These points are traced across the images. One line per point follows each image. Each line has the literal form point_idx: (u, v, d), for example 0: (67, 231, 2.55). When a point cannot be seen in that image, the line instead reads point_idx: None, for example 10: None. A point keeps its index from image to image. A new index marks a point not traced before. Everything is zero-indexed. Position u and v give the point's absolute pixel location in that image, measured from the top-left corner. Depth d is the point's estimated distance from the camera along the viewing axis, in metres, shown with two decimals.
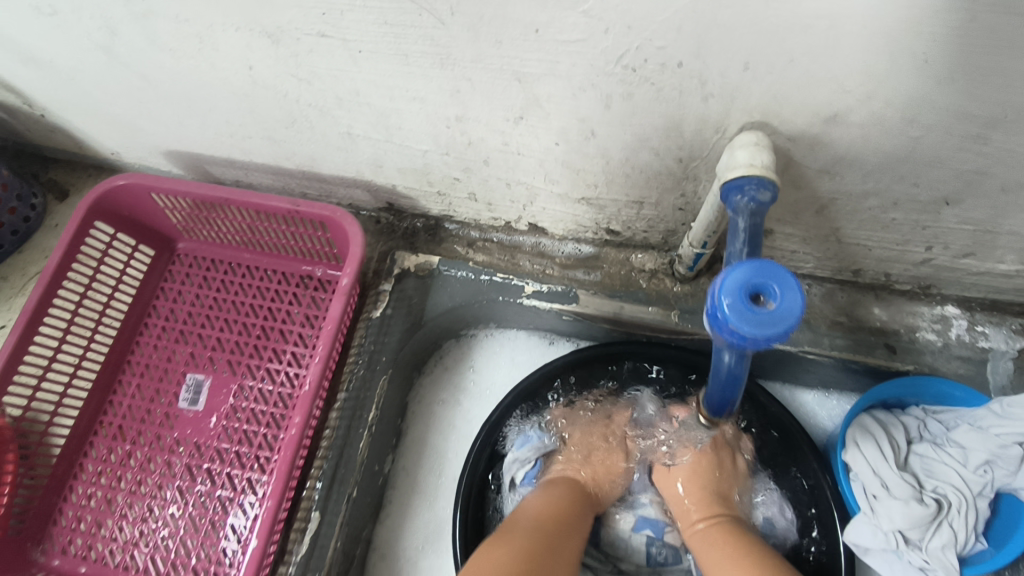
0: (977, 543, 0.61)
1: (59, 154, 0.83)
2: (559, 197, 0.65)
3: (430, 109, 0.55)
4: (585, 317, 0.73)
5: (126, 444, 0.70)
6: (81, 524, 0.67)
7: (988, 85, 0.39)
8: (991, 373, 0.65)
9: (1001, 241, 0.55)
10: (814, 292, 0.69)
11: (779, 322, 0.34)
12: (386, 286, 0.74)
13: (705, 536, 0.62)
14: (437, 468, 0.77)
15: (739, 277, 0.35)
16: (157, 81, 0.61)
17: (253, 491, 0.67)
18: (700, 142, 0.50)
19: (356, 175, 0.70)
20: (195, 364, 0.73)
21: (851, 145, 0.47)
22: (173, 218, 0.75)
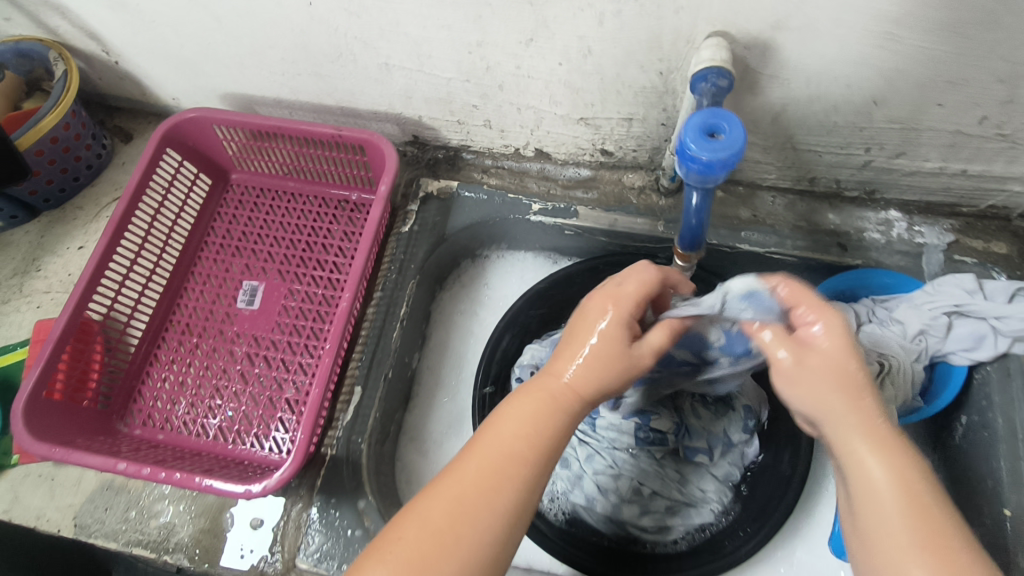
0: (914, 401, 0.73)
1: (124, 103, 0.95)
2: (562, 118, 0.77)
3: (456, 36, 0.67)
4: (585, 231, 0.85)
5: (193, 337, 0.82)
6: (158, 401, 0.78)
7: None
8: (925, 263, 0.78)
9: (923, 139, 0.68)
10: (779, 202, 0.82)
11: (728, 147, 0.46)
12: (413, 207, 0.87)
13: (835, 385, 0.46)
14: (457, 368, 0.89)
15: (697, 120, 0.47)
16: (226, 21, 0.73)
17: (305, 371, 0.78)
18: (675, 53, 0.63)
19: (389, 107, 0.83)
20: (250, 273, 0.85)
21: (793, 50, 0.60)
22: (229, 150, 0.87)
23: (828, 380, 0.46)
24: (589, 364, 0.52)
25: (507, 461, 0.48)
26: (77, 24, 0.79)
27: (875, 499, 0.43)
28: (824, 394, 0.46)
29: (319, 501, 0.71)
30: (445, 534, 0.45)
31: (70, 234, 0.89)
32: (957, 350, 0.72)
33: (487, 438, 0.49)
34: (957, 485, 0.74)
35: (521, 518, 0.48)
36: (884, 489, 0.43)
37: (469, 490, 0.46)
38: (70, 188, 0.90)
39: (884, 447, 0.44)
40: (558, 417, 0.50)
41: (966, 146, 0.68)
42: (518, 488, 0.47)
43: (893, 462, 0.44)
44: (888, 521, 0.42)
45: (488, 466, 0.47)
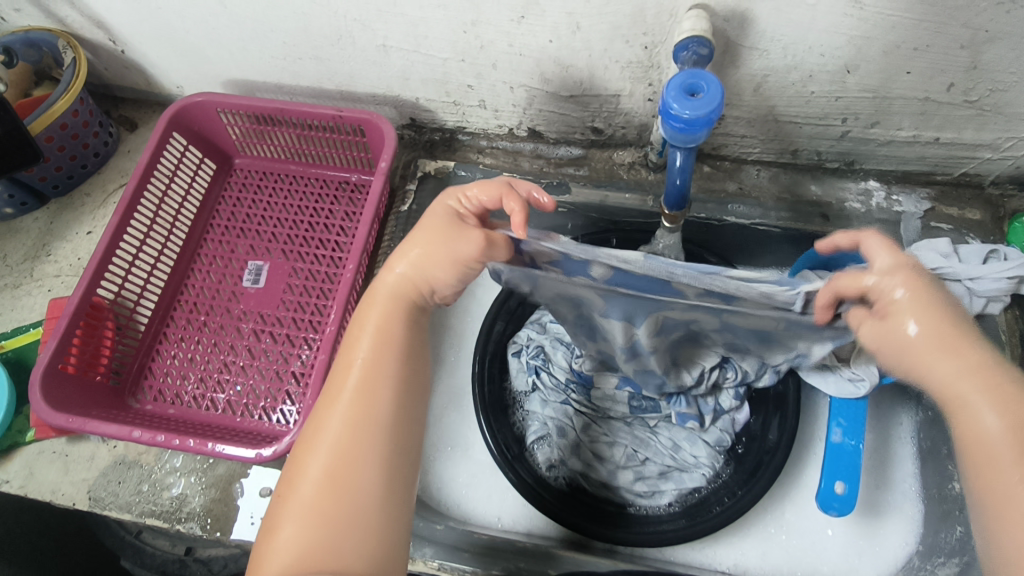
0: None
1: (129, 93, 0.98)
2: (553, 96, 0.81)
3: (451, 15, 0.71)
4: (578, 208, 0.88)
5: (201, 316, 0.84)
6: (167, 377, 0.81)
7: None
8: (903, 230, 0.81)
9: (896, 107, 0.71)
10: (763, 175, 0.85)
11: (709, 104, 0.49)
12: (411, 187, 0.90)
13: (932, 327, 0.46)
14: (456, 344, 0.92)
15: (678, 80, 0.50)
16: (229, 6, 0.76)
17: (310, 346, 0.80)
18: (659, 26, 0.66)
19: (386, 90, 0.86)
20: (255, 254, 0.87)
21: (769, 22, 0.63)
22: (233, 135, 0.90)
23: (945, 316, 0.47)
24: (415, 270, 0.56)
25: (320, 422, 0.52)
26: (85, 13, 0.82)
27: (993, 457, 0.43)
28: (942, 335, 0.46)
29: None
30: (336, 492, 0.49)
31: (78, 220, 0.91)
32: None
33: (338, 389, 0.53)
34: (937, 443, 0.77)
35: (404, 448, 0.53)
36: (1001, 445, 0.43)
37: (347, 435, 0.51)
38: (78, 175, 0.92)
39: (1005, 399, 0.43)
40: (398, 342, 0.55)
41: (936, 114, 0.71)
42: (393, 424, 0.52)
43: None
44: (1008, 471, 0.42)
45: (353, 419, 0.51)
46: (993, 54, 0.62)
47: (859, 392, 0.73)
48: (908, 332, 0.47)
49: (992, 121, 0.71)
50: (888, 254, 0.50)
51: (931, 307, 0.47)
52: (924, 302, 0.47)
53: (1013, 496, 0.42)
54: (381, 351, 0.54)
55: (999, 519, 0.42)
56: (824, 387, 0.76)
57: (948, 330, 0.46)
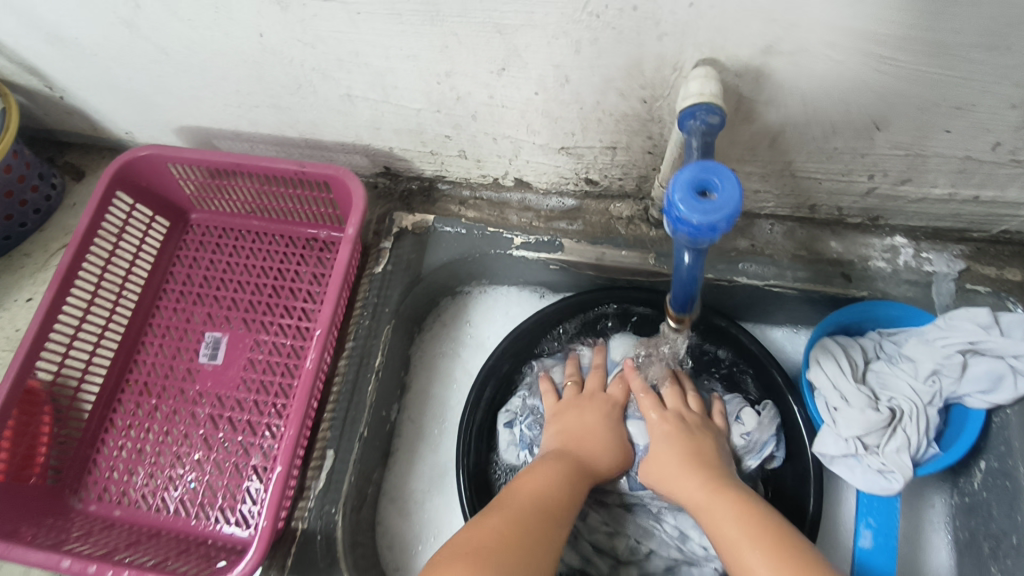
0: (930, 447, 0.68)
1: (75, 137, 0.89)
2: (541, 148, 0.72)
3: (422, 65, 0.61)
4: (571, 265, 0.79)
5: (152, 398, 0.75)
6: (114, 472, 0.72)
7: (897, 16, 0.46)
8: (935, 293, 0.73)
9: (931, 165, 0.62)
10: (777, 231, 0.76)
11: (722, 207, 0.40)
12: (386, 245, 0.81)
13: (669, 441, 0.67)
14: (439, 416, 0.84)
15: (686, 176, 0.41)
16: (171, 54, 0.67)
17: (273, 434, 0.72)
18: (661, 80, 0.57)
19: (356, 139, 0.77)
20: (212, 324, 0.79)
21: (789, 78, 0.54)
22: (187, 189, 0.81)
23: (686, 447, 0.66)
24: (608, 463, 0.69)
25: (493, 541, 0.53)
26: (13, 58, 0.73)
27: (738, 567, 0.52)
28: (688, 476, 0.63)
29: None
30: (511, 545, 0.52)
31: (17, 284, 0.82)
32: (973, 392, 0.67)
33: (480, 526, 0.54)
34: (977, 536, 0.69)
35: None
36: (749, 556, 0.52)
37: (507, 529, 0.54)
38: (16, 235, 0.83)
39: (711, 506, 0.58)
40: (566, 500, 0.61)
41: (978, 172, 0.62)
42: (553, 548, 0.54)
43: (757, 534, 0.53)
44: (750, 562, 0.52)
45: (505, 529, 0.54)
46: None
47: (892, 486, 0.66)
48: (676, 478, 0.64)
49: None
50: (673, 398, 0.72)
51: (687, 446, 0.66)
52: (677, 442, 0.67)
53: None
54: (535, 509, 0.58)
55: None
56: (851, 479, 0.68)
57: (686, 460, 0.65)
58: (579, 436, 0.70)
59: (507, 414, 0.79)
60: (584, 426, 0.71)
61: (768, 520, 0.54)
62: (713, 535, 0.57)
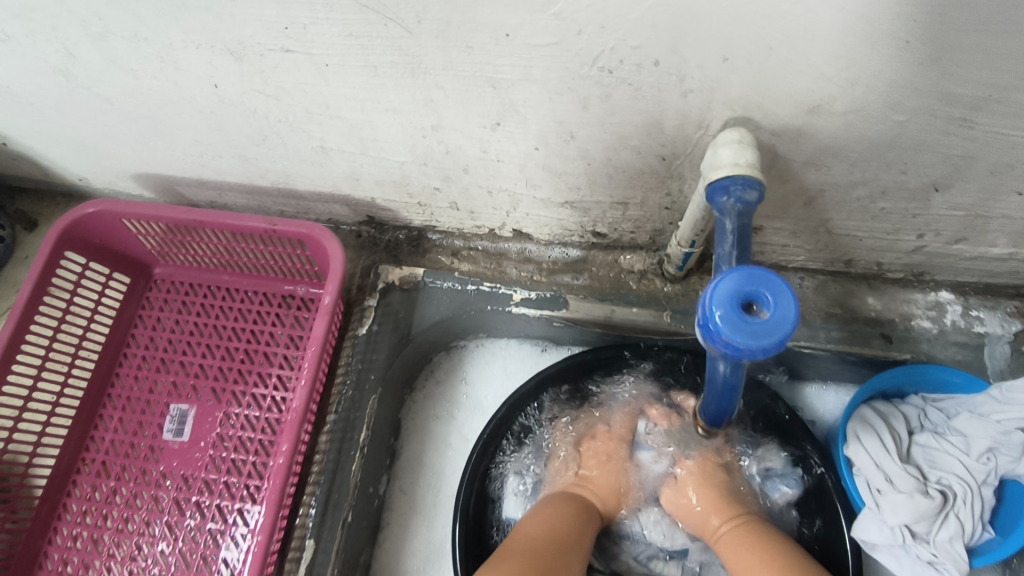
0: (984, 532, 0.60)
1: (26, 183, 0.80)
2: (543, 202, 0.63)
3: (404, 120, 0.53)
4: (576, 322, 0.71)
5: (111, 480, 0.67)
6: (65, 567, 0.64)
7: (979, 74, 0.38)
8: (987, 356, 0.65)
9: (992, 226, 0.55)
10: (807, 285, 0.68)
11: (774, 330, 0.32)
12: (372, 303, 0.72)
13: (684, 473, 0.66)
14: (434, 487, 0.76)
15: (728, 287, 0.34)
16: (118, 103, 0.59)
17: (246, 523, 0.64)
18: (683, 139, 0.49)
19: (334, 189, 0.69)
20: (177, 394, 0.71)
21: (836, 138, 0.46)
22: (147, 244, 0.73)
23: (715, 489, 0.64)
24: (620, 497, 0.67)
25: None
26: None
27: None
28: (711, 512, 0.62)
29: None
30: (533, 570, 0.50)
31: None
32: None
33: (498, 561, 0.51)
34: None
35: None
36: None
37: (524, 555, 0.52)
38: None
39: (741, 536, 0.57)
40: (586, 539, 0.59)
41: None
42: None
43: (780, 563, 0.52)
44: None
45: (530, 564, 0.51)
46: None
47: None
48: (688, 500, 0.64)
49: None
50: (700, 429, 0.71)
51: (713, 482, 0.65)
52: (704, 474, 0.66)
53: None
54: (556, 542, 0.55)
55: None
56: (898, 569, 0.60)
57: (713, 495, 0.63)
58: (587, 477, 0.67)
59: (515, 463, 0.74)
60: (596, 468, 0.68)
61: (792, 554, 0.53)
62: (731, 562, 0.56)
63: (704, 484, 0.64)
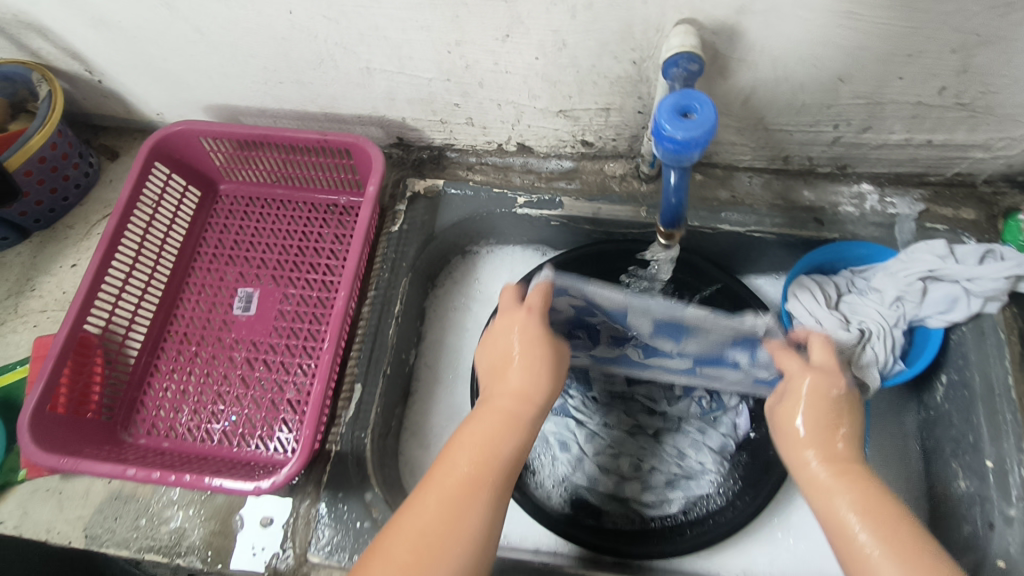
0: (896, 363, 0.76)
1: (109, 120, 0.96)
2: (541, 112, 0.80)
3: (435, 36, 0.70)
4: (571, 221, 0.87)
5: (192, 346, 0.83)
6: (160, 410, 0.79)
7: None
8: (898, 232, 0.81)
9: (888, 111, 0.71)
10: (755, 182, 0.84)
11: (701, 125, 0.48)
12: (401, 208, 0.88)
13: (811, 401, 0.61)
14: (453, 363, 0.91)
15: (670, 101, 0.50)
16: (209, 34, 0.75)
17: (305, 373, 0.79)
18: (647, 42, 0.66)
19: (372, 110, 0.85)
20: (244, 280, 0.86)
21: (757, 33, 0.63)
22: (217, 161, 0.89)
23: (823, 412, 0.60)
24: (533, 384, 0.60)
25: (449, 517, 0.50)
26: (59, 44, 0.80)
27: (847, 528, 0.52)
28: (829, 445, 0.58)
29: (326, 497, 0.73)
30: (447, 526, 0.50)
31: (61, 252, 0.89)
32: (933, 313, 0.76)
33: (419, 500, 0.51)
34: (941, 443, 0.77)
35: (488, 545, 0.51)
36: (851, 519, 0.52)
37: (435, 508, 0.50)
38: (60, 208, 0.90)
39: (841, 469, 0.56)
40: (522, 420, 0.58)
41: (928, 117, 0.71)
42: (495, 497, 0.53)
43: (864, 497, 0.53)
44: (846, 517, 0.53)
45: (444, 500, 0.51)
46: (983, 58, 0.62)
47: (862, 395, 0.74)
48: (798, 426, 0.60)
49: (984, 122, 0.70)
50: (822, 353, 0.65)
51: (826, 410, 0.60)
52: (818, 409, 0.60)
53: (840, 526, 0.53)
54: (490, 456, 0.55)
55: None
56: None
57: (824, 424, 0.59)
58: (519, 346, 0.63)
59: None
60: (502, 348, 0.64)
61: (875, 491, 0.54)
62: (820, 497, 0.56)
63: (813, 410, 0.60)
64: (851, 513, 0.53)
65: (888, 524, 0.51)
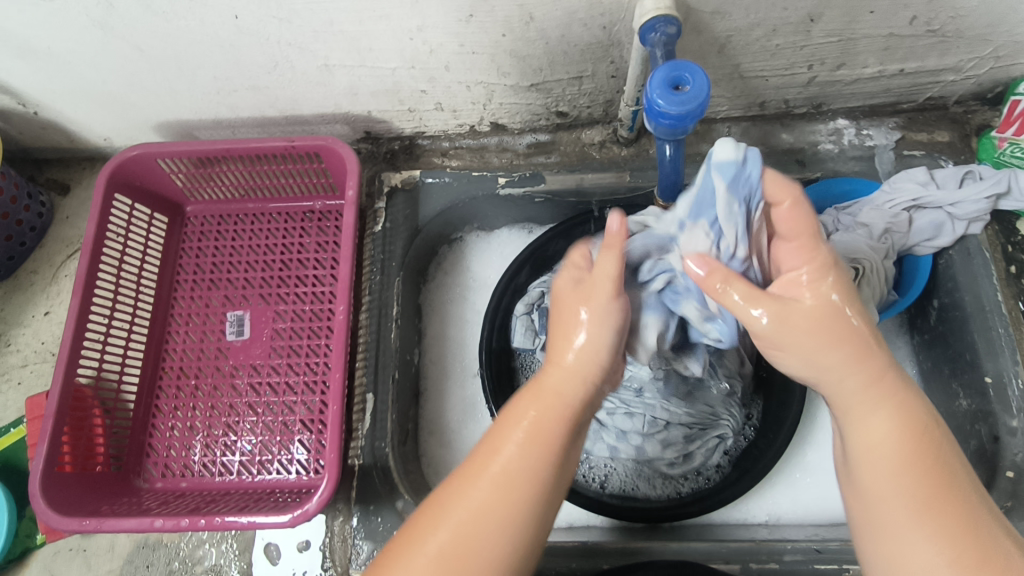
0: (890, 294, 0.78)
1: (50, 153, 0.90)
2: (512, 88, 0.77)
3: (395, 25, 0.66)
4: (555, 194, 0.86)
5: (191, 379, 0.80)
6: (172, 450, 0.78)
7: None
8: (879, 164, 0.82)
9: (861, 47, 0.70)
10: (734, 131, 0.84)
11: (694, 98, 0.47)
12: (381, 205, 0.85)
13: (840, 361, 0.46)
14: (460, 355, 0.90)
15: (661, 76, 0.48)
16: (152, 51, 0.70)
17: (314, 390, 0.78)
18: (616, 5, 0.63)
19: (336, 108, 0.81)
20: (232, 303, 0.83)
21: None
22: (178, 182, 0.84)
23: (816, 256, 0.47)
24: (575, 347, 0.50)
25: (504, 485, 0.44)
26: None
27: (877, 450, 0.45)
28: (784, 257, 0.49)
29: (358, 511, 0.73)
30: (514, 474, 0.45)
31: (31, 301, 0.86)
32: (921, 242, 0.77)
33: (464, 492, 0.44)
34: (938, 364, 0.80)
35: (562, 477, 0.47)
36: (880, 432, 0.45)
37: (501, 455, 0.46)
38: (18, 255, 0.87)
39: (813, 332, 0.46)
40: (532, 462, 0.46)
41: (900, 47, 0.70)
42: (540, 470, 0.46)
43: (903, 407, 0.46)
44: (893, 519, 0.44)
45: (541, 419, 0.47)
46: None
47: None
48: (754, 317, 0.46)
49: (955, 46, 0.70)
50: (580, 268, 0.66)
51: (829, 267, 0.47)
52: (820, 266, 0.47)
53: (885, 481, 0.45)
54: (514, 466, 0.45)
55: (901, 507, 0.43)
56: None
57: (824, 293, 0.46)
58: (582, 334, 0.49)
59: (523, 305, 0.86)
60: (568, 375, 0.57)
61: (924, 476, 0.44)
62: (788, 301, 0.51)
63: (868, 377, 0.46)
64: (888, 434, 0.45)
65: (937, 470, 0.44)
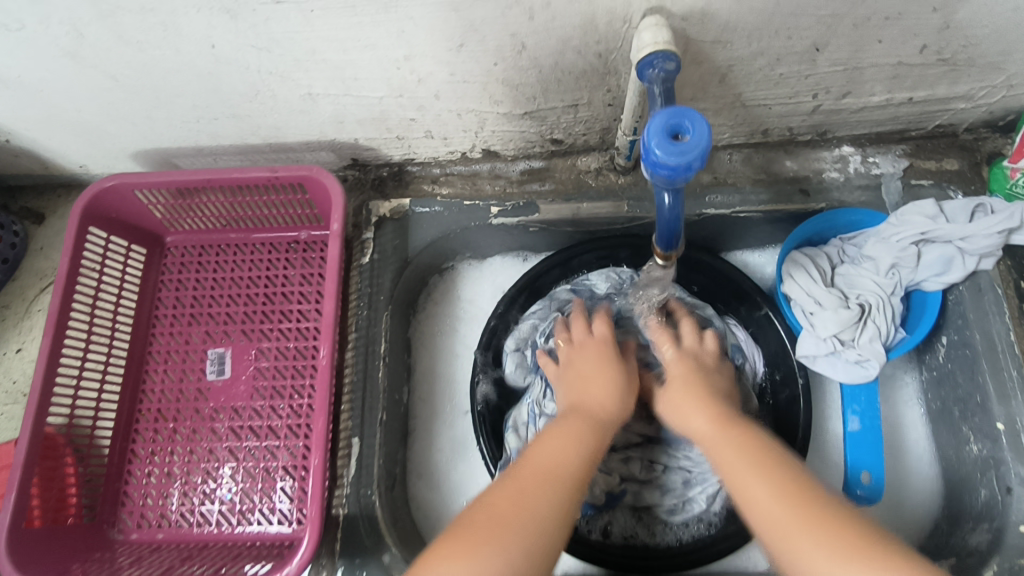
0: (898, 331, 0.75)
1: (25, 180, 0.86)
2: (504, 116, 0.74)
3: (381, 53, 0.62)
4: (549, 224, 0.83)
5: (169, 423, 0.77)
6: (148, 499, 0.74)
7: None
8: (885, 193, 0.79)
9: (868, 76, 0.67)
10: (736, 159, 0.80)
11: (695, 147, 0.44)
12: (369, 235, 0.82)
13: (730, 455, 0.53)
14: (450, 394, 0.88)
15: (660, 123, 0.45)
16: (126, 79, 0.66)
17: (297, 435, 0.74)
18: (613, 34, 0.60)
19: (321, 136, 0.78)
20: (213, 340, 0.80)
21: (732, 17, 0.58)
22: (157, 213, 0.80)
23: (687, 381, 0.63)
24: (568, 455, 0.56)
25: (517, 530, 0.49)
26: None
27: (774, 523, 0.47)
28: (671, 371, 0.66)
29: (343, 565, 0.70)
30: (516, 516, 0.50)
31: (4, 337, 0.83)
32: (928, 277, 0.74)
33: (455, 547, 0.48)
34: (947, 404, 0.77)
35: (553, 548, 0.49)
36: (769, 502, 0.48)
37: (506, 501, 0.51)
38: None
39: (720, 432, 0.55)
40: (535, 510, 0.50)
41: (909, 76, 0.67)
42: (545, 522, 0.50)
43: (779, 477, 0.49)
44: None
45: (518, 493, 0.51)
46: (967, 13, 0.59)
47: (869, 372, 0.74)
48: (684, 423, 0.60)
49: (966, 74, 0.67)
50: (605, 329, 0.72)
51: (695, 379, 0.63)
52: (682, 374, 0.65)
53: (807, 557, 0.44)
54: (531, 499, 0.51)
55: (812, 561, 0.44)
56: (834, 374, 0.75)
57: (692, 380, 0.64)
58: (583, 384, 0.64)
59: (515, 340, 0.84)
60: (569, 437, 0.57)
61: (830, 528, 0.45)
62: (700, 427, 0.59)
63: (754, 454, 0.52)
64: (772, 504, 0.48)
65: (836, 526, 0.45)
